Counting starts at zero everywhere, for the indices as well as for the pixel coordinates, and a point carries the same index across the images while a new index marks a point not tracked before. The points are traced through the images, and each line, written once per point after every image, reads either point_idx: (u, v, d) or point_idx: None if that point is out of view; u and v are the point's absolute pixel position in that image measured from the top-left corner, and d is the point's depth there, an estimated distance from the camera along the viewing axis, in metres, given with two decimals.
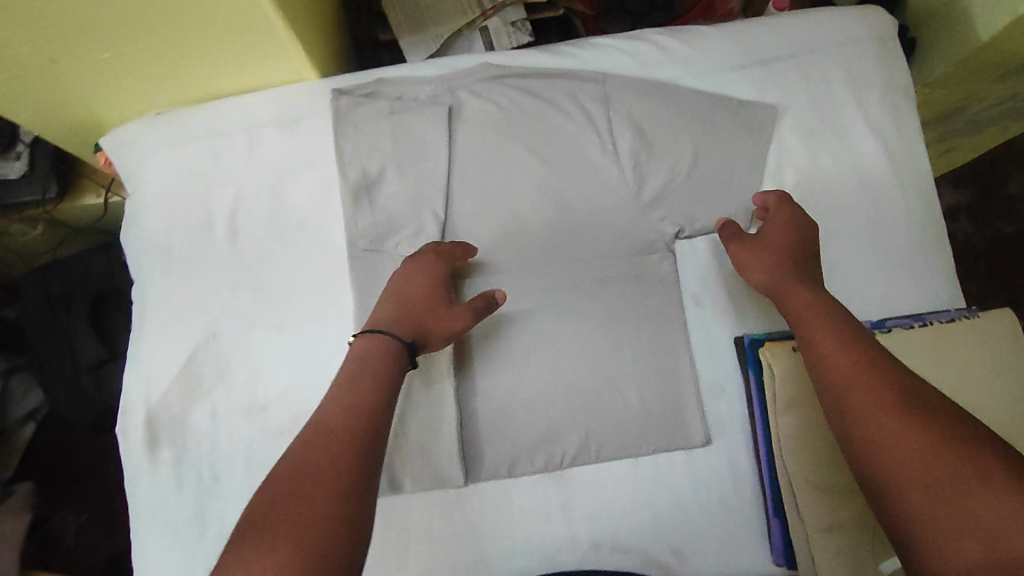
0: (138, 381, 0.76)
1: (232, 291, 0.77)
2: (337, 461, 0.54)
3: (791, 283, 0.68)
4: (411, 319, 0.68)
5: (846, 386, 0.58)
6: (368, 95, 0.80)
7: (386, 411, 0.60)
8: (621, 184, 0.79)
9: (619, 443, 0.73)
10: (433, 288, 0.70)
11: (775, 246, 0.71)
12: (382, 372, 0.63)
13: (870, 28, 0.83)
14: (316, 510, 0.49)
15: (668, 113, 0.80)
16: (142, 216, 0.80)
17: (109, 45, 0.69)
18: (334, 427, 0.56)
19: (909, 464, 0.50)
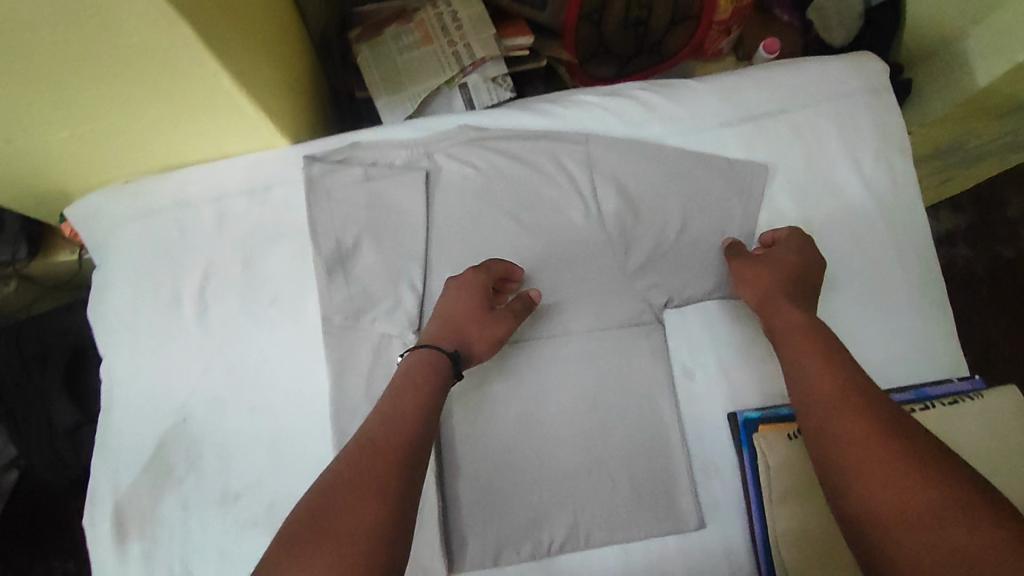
0: (108, 469, 0.73)
1: (203, 372, 0.74)
2: (380, 480, 0.50)
3: (783, 303, 0.66)
4: (454, 329, 0.65)
5: (828, 411, 0.56)
6: (342, 161, 0.77)
7: (428, 433, 0.57)
8: (607, 250, 0.75)
9: (609, 529, 0.70)
10: (476, 298, 0.67)
11: (774, 266, 0.69)
12: (426, 384, 0.59)
13: (863, 79, 0.80)
14: (356, 531, 0.46)
15: (654, 176, 0.77)
16: (109, 294, 0.77)
17: (64, 125, 0.65)
18: (376, 446, 0.53)
19: (890, 496, 0.49)
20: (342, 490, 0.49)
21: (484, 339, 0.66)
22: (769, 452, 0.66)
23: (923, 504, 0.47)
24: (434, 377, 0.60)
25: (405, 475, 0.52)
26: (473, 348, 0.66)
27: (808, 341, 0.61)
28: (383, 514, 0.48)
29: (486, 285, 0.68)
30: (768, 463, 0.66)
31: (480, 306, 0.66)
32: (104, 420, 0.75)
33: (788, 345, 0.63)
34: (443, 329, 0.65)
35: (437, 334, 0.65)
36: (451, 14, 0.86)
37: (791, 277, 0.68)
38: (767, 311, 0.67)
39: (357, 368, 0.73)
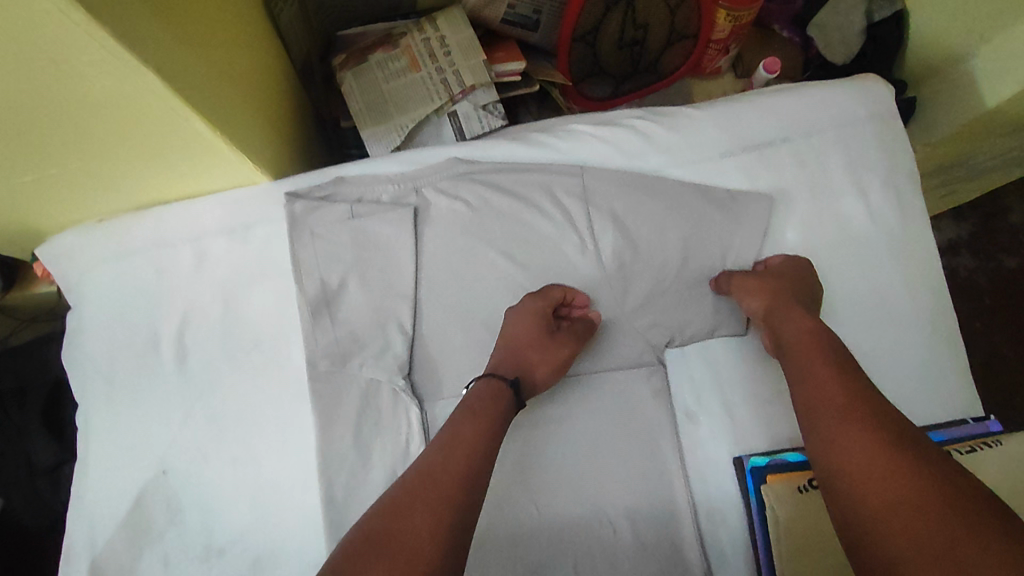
0: (83, 526, 0.69)
1: (182, 422, 0.70)
2: (436, 503, 0.48)
3: (788, 316, 0.65)
4: (514, 357, 0.65)
5: (830, 418, 0.54)
6: (326, 198, 0.74)
7: (486, 460, 0.54)
8: (607, 287, 0.73)
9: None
10: (536, 325, 0.66)
11: (778, 280, 0.68)
12: (489, 413, 0.58)
13: (867, 105, 0.77)
14: (411, 551, 0.45)
15: (653, 210, 0.74)
16: (82, 339, 0.73)
17: (27, 170, 0.62)
18: (432, 468, 0.51)
19: (883, 493, 0.47)
20: (399, 514, 0.47)
21: (545, 365, 0.66)
22: (781, 502, 0.63)
23: (917, 502, 0.45)
24: (497, 408, 0.59)
25: (463, 505, 0.49)
26: (535, 375, 0.65)
27: (815, 352, 0.60)
28: (439, 542, 0.46)
29: (545, 310, 0.68)
30: (777, 515, 0.63)
31: (539, 331, 0.66)
32: (79, 472, 0.71)
33: (795, 357, 0.61)
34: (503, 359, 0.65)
35: (498, 364, 0.65)
36: (439, 39, 0.84)
37: (796, 292, 0.67)
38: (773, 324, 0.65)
39: (342, 415, 0.69)
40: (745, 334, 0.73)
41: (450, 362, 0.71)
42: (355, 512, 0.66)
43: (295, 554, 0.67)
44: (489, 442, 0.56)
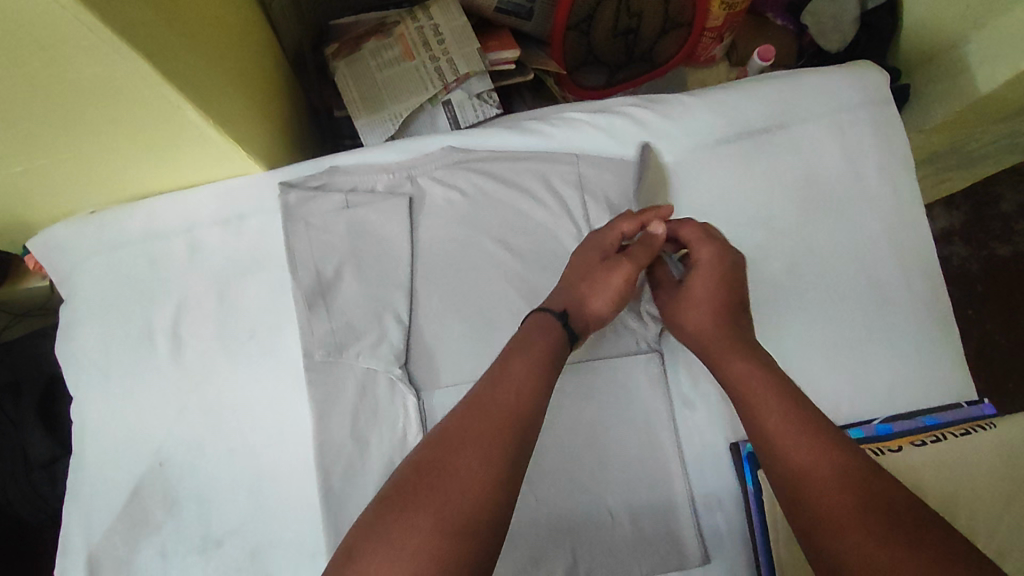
0: (79, 518, 0.69)
1: (178, 413, 0.70)
2: (487, 437, 0.48)
3: (723, 346, 0.63)
4: (570, 291, 0.64)
5: (781, 439, 0.53)
6: (320, 187, 0.73)
7: (539, 394, 0.53)
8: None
9: (612, 568, 0.65)
10: (596, 256, 0.66)
11: (695, 303, 0.66)
12: (540, 345, 0.57)
13: (862, 91, 0.77)
14: (461, 485, 0.45)
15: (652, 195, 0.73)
16: (76, 331, 0.72)
17: (17, 160, 0.61)
18: (480, 402, 0.51)
19: (834, 520, 0.47)
20: (449, 447, 0.47)
21: (599, 293, 0.64)
22: None
23: (861, 527, 0.46)
24: (551, 345, 0.58)
25: (515, 439, 0.49)
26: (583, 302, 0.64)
27: (758, 387, 0.57)
28: (488, 478, 0.46)
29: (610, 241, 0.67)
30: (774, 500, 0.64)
31: (599, 262, 0.66)
32: (75, 464, 0.71)
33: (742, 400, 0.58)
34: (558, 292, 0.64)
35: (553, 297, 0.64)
36: (433, 27, 0.83)
37: (716, 304, 0.65)
38: (713, 352, 0.63)
39: (340, 405, 0.69)
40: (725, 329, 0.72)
41: (446, 351, 0.70)
42: (354, 500, 0.66)
43: (294, 543, 0.67)
44: (540, 375, 0.54)
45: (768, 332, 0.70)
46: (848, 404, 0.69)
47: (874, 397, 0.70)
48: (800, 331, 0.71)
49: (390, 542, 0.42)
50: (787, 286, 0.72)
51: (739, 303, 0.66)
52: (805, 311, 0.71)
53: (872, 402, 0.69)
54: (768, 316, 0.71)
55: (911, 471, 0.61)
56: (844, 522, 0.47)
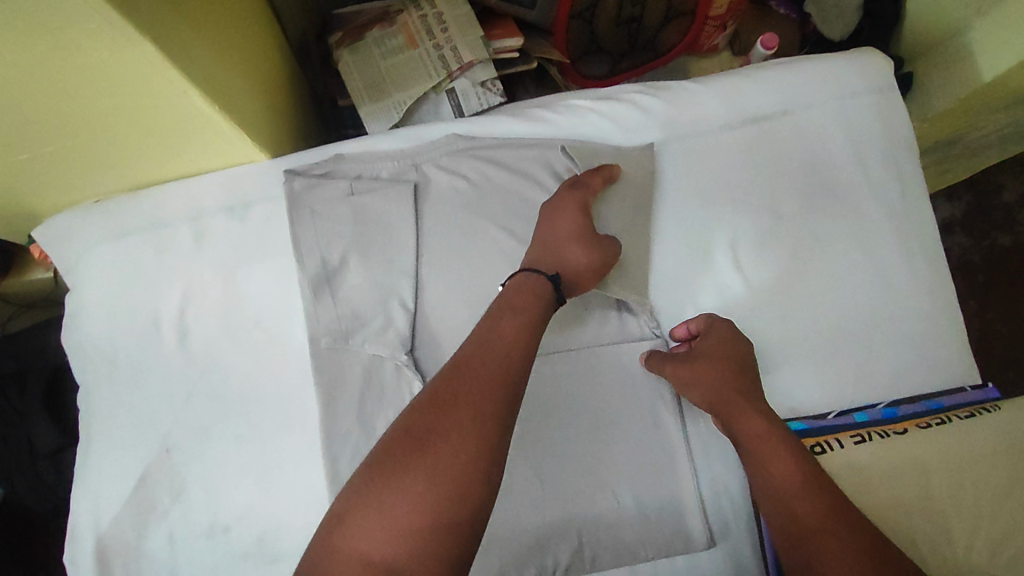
0: (87, 504, 0.69)
1: (185, 400, 0.70)
2: (472, 399, 0.48)
3: (740, 402, 0.62)
4: (555, 255, 0.64)
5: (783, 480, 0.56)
6: (325, 175, 0.74)
7: (524, 355, 0.53)
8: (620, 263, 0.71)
9: (616, 550, 0.66)
10: (578, 221, 0.66)
11: (716, 363, 0.65)
12: (525, 306, 0.57)
13: (866, 77, 0.77)
14: (447, 449, 0.46)
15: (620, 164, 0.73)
16: (83, 319, 0.72)
17: (23, 145, 0.61)
18: (464, 364, 0.51)
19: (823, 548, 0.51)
20: (438, 410, 0.48)
21: (587, 268, 0.65)
22: None
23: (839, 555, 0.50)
24: (537, 303, 0.58)
25: (505, 398, 0.49)
26: (574, 274, 0.64)
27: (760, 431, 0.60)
28: (475, 440, 0.47)
29: (586, 202, 0.68)
30: None
31: (585, 228, 0.66)
32: (83, 452, 0.71)
33: (752, 452, 0.59)
34: (543, 255, 0.64)
35: (537, 259, 0.64)
36: (436, 15, 0.83)
37: (736, 365, 0.65)
38: (726, 412, 0.63)
39: (346, 391, 0.69)
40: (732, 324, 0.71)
41: (452, 338, 0.70)
42: None
43: (301, 529, 0.67)
44: (526, 336, 0.55)
45: (772, 318, 0.71)
46: (852, 389, 0.69)
47: (878, 382, 0.70)
48: (805, 317, 0.71)
49: (377, 510, 0.44)
50: (791, 272, 0.72)
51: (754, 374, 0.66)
52: (810, 297, 0.72)
53: (876, 387, 0.70)
54: (772, 302, 0.71)
55: (917, 450, 0.62)
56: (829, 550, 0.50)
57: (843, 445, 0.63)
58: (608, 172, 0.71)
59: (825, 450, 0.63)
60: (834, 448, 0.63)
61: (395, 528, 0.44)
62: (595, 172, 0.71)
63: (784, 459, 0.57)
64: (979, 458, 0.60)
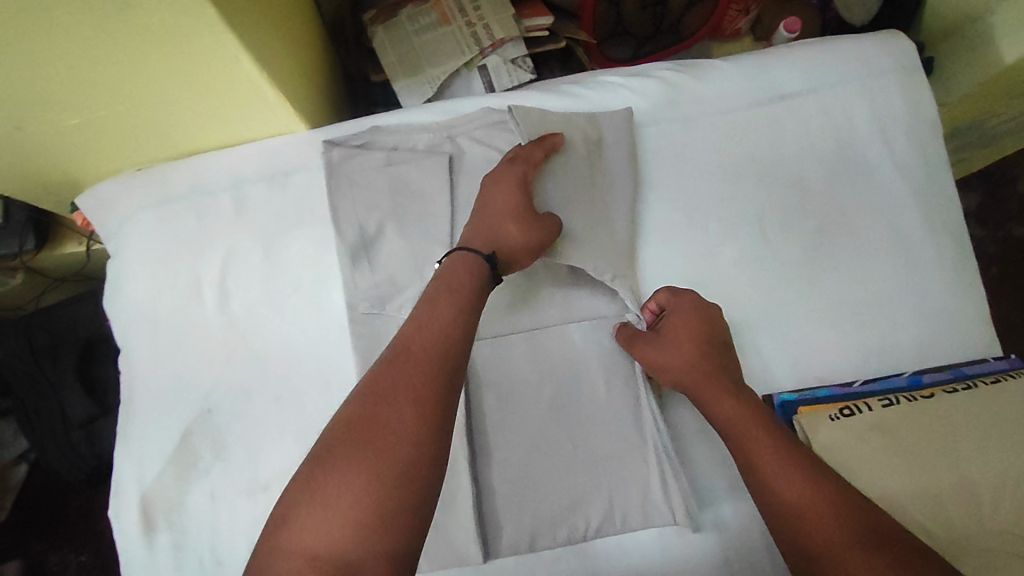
0: (131, 460, 0.72)
1: (226, 361, 0.72)
2: (413, 386, 0.52)
3: (713, 384, 0.64)
4: (492, 231, 0.65)
5: (769, 470, 0.57)
6: (362, 146, 0.76)
7: (462, 336, 0.57)
8: (597, 236, 0.72)
9: (644, 507, 0.68)
10: (513, 196, 0.67)
11: (681, 345, 0.66)
12: (465, 287, 0.60)
13: (892, 56, 0.79)
14: (393, 436, 0.50)
15: (562, 132, 0.74)
16: (126, 282, 0.75)
17: (77, 108, 0.64)
18: (402, 353, 0.54)
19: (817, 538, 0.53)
20: (379, 401, 0.51)
21: (521, 247, 0.65)
22: (811, 432, 0.64)
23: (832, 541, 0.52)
24: (473, 283, 0.61)
25: (444, 385, 0.53)
26: (510, 252, 0.65)
27: (748, 425, 0.61)
28: (419, 424, 0.51)
29: (525, 176, 0.68)
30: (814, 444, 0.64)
31: (520, 205, 0.67)
32: (126, 411, 0.73)
33: (735, 433, 0.61)
34: (479, 231, 0.66)
35: (474, 237, 0.65)
36: None
37: (705, 346, 0.66)
38: (701, 396, 0.65)
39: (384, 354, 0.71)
40: (759, 294, 0.73)
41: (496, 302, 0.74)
42: None
43: None
44: (463, 317, 0.58)
45: (796, 290, 0.73)
46: (875, 359, 0.71)
47: (901, 354, 0.71)
48: (830, 288, 0.73)
49: (325, 505, 0.47)
50: (816, 245, 0.74)
51: (726, 349, 0.67)
52: (834, 269, 0.73)
53: (900, 358, 0.71)
54: (797, 274, 0.73)
55: (943, 411, 0.63)
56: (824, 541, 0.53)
57: (872, 407, 0.64)
58: (550, 140, 0.72)
59: (854, 412, 0.64)
60: (863, 410, 0.64)
61: (343, 520, 0.46)
62: (538, 141, 0.71)
63: (768, 449, 0.59)
64: (992, 430, 0.61)
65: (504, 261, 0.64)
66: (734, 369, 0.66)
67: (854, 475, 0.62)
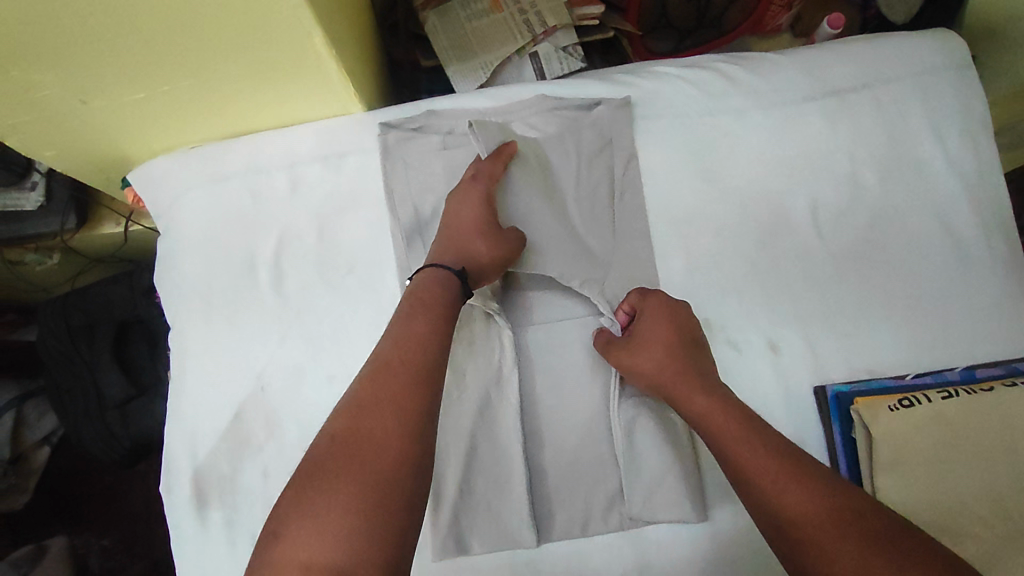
0: (183, 436, 0.72)
1: (279, 341, 0.73)
2: (395, 397, 0.55)
3: (684, 384, 0.64)
4: (458, 249, 0.69)
5: (751, 470, 0.56)
6: (418, 129, 0.76)
7: (441, 349, 0.60)
8: (557, 239, 0.73)
9: (672, 502, 0.69)
10: (479, 213, 0.70)
11: (650, 345, 0.67)
12: (439, 301, 0.63)
13: (946, 53, 0.79)
14: (379, 444, 0.52)
15: (518, 141, 0.75)
16: (180, 259, 0.75)
17: (143, 84, 0.64)
18: (386, 366, 0.57)
19: (813, 539, 0.51)
20: (363, 414, 0.54)
21: (489, 262, 0.69)
22: (870, 422, 0.66)
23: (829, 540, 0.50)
24: (447, 295, 0.64)
25: (425, 392, 0.56)
26: (480, 267, 0.68)
27: (723, 426, 0.60)
28: (403, 432, 0.53)
29: (489, 192, 0.71)
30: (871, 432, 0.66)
31: (486, 221, 0.70)
32: (177, 387, 0.74)
33: (711, 432, 0.61)
34: (446, 249, 0.69)
35: (442, 255, 0.69)
36: None
37: (675, 346, 0.66)
38: (676, 399, 0.65)
39: None
40: (810, 285, 0.74)
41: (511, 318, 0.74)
42: (453, 425, 0.70)
43: None
44: (442, 330, 0.62)
45: (847, 282, 0.74)
46: (927, 354, 0.72)
47: (953, 349, 0.72)
48: (881, 282, 0.74)
49: (314, 517, 0.48)
50: (869, 239, 0.75)
51: (698, 346, 0.68)
52: (885, 263, 0.74)
53: (951, 353, 0.72)
54: (849, 268, 0.74)
55: (1003, 403, 0.63)
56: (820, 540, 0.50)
57: (931, 399, 0.65)
58: (511, 148, 0.73)
59: (913, 403, 0.65)
60: (922, 401, 0.65)
61: (334, 530, 0.48)
62: (499, 149, 0.73)
63: (748, 450, 0.58)
64: None
65: (472, 276, 0.68)
66: (707, 365, 0.66)
67: (905, 467, 0.63)
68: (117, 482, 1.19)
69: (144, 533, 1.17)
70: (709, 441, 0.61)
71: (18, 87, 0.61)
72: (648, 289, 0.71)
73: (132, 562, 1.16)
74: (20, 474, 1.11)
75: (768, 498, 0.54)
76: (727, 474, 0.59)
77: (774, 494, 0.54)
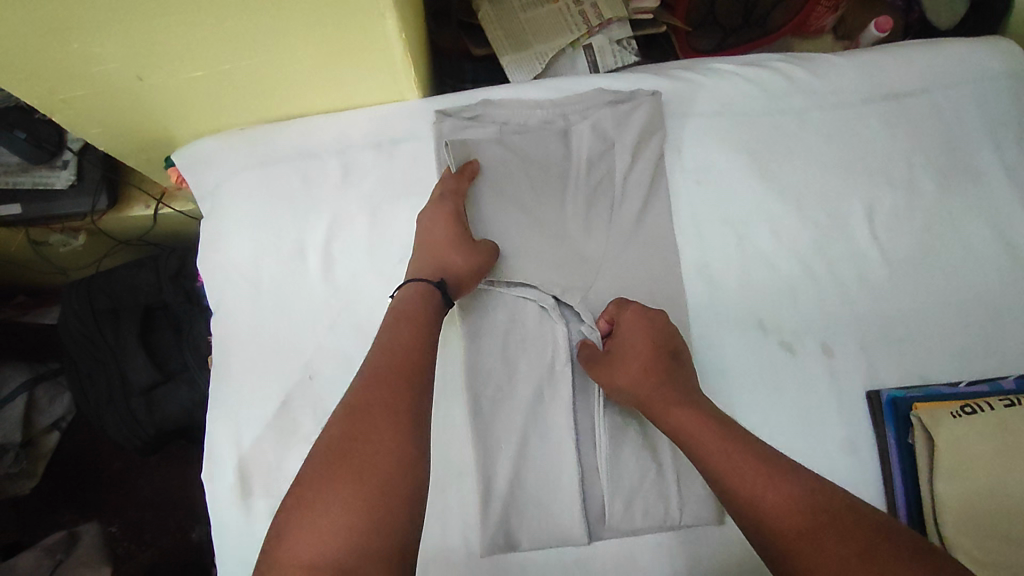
0: (225, 422, 0.70)
1: (329, 328, 0.71)
2: (386, 400, 0.55)
3: (663, 396, 0.63)
4: (435, 261, 0.67)
5: (729, 477, 0.56)
6: (475, 118, 0.76)
7: (429, 354, 0.61)
8: (581, 240, 0.73)
9: (652, 508, 0.68)
10: (451, 226, 0.69)
11: (627, 358, 0.66)
12: (420, 313, 0.63)
13: (1002, 62, 0.79)
14: (374, 447, 0.52)
15: (547, 139, 0.76)
16: (226, 242, 0.73)
17: (204, 61, 0.63)
18: (375, 372, 0.57)
19: (795, 537, 0.51)
20: (357, 420, 0.54)
21: (465, 272, 0.67)
22: (932, 428, 0.66)
23: (809, 538, 0.50)
24: (427, 311, 0.64)
25: (415, 396, 0.57)
26: (457, 277, 0.67)
27: (700, 435, 0.59)
28: (395, 434, 0.54)
29: (457, 207, 0.71)
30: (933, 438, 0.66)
31: (458, 234, 0.69)
32: (220, 372, 0.72)
33: (691, 443, 0.60)
34: (422, 263, 0.68)
35: (420, 269, 0.68)
36: None
37: (653, 358, 0.65)
38: (654, 411, 0.63)
39: (490, 333, 0.71)
40: (866, 287, 0.73)
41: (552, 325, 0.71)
42: (504, 419, 0.69)
43: (441, 461, 0.68)
44: (428, 334, 0.62)
45: (903, 286, 0.73)
46: (986, 362, 0.71)
47: (1012, 358, 0.71)
48: (938, 287, 0.73)
49: (313, 523, 0.49)
50: (925, 243, 0.74)
51: (677, 354, 0.67)
52: (942, 268, 0.74)
53: (1009, 361, 0.71)
54: (906, 272, 0.74)
55: None
56: (801, 539, 0.51)
57: (994, 407, 0.65)
58: (471, 165, 0.73)
59: (976, 411, 0.65)
60: (985, 409, 0.65)
61: (336, 535, 0.48)
62: (459, 168, 0.73)
63: (730, 457, 0.57)
64: None
65: (453, 286, 0.66)
66: (688, 374, 0.65)
67: (965, 470, 0.63)
68: (127, 467, 1.17)
69: (155, 521, 1.15)
70: (689, 452, 0.60)
71: (77, 60, 0.60)
72: (625, 300, 0.70)
73: (139, 551, 1.13)
74: (28, 460, 1.08)
75: (748, 505, 0.54)
76: (711, 484, 0.58)
77: (757, 498, 0.54)
